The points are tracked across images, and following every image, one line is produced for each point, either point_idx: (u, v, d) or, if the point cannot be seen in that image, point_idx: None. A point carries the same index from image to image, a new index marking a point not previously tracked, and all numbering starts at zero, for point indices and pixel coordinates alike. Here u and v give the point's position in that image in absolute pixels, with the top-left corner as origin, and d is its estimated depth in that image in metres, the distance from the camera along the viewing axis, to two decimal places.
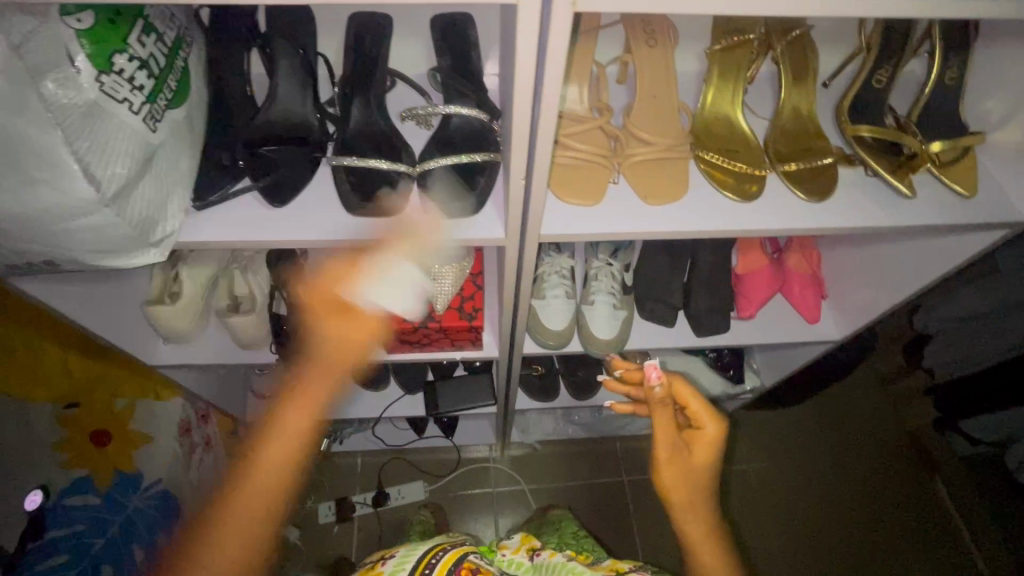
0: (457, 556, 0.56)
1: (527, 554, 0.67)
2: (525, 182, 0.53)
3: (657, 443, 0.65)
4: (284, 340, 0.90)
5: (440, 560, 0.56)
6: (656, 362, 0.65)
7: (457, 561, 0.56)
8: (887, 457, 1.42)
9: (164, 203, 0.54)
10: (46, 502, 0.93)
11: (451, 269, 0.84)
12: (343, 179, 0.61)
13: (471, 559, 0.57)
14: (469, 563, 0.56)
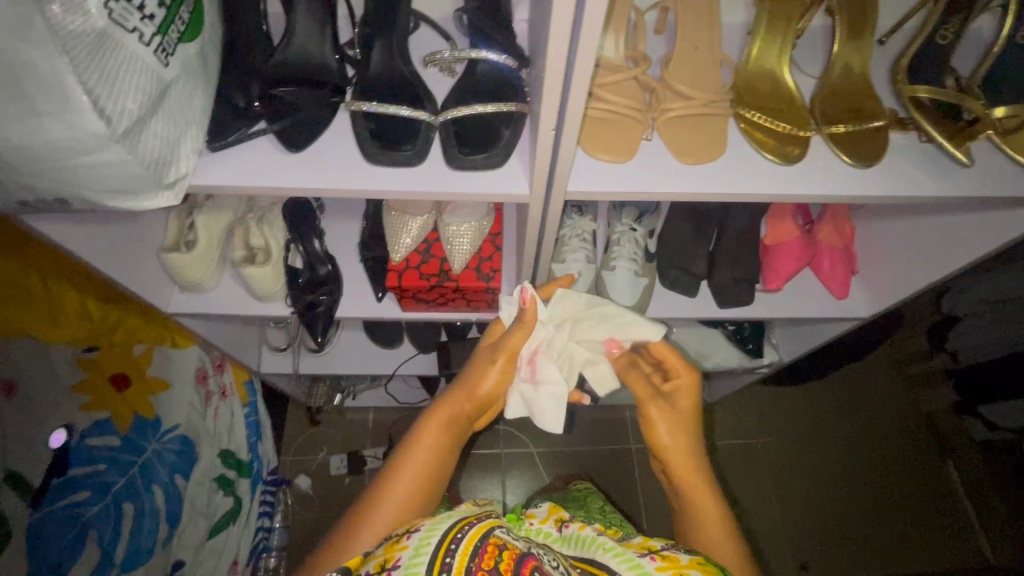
0: (483, 532, 0.47)
1: (556, 525, 0.62)
2: (554, 134, 0.49)
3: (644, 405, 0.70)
4: (300, 294, 0.89)
5: (467, 534, 0.46)
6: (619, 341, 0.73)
7: (484, 537, 0.47)
8: (903, 437, 1.40)
9: (177, 143, 0.52)
10: (70, 440, 0.98)
11: (470, 227, 0.82)
12: (362, 125, 0.58)
13: (500, 534, 0.48)
14: (497, 539, 0.47)
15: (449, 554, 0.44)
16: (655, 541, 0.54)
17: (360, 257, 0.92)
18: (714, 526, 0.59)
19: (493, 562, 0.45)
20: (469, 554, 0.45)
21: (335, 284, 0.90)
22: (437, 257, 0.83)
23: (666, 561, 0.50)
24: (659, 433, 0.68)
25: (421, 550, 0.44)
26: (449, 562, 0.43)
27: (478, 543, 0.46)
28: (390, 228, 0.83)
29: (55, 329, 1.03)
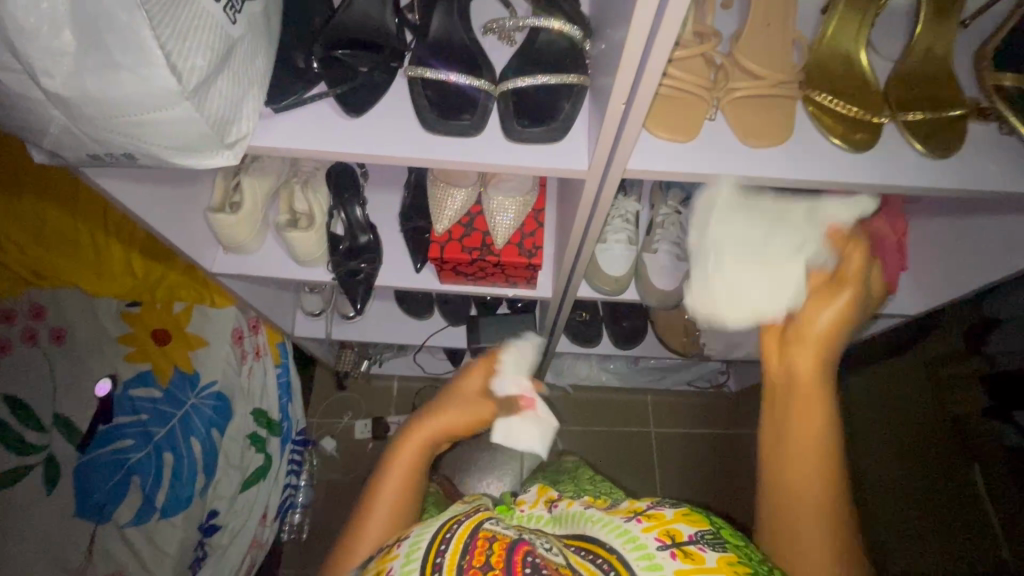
0: (471, 528, 0.48)
1: (546, 507, 0.61)
2: (624, 108, 0.48)
3: (836, 294, 0.56)
4: (341, 260, 0.90)
5: (455, 532, 0.48)
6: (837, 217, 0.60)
7: (472, 532, 0.48)
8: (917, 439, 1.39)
9: (238, 104, 0.52)
10: (113, 390, 1.09)
11: (515, 202, 0.81)
12: (422, 93, 0.57)
13: (488, 526, 0.49)
14: (487, 532, 0.48)
15: (439, 557, 0.45)
16: (641, 502, 0.53)
17: (400, 227, 0.92)
18: (811, 502, 0.48)
19: (484, 555, 0.44)
20: (460, 550, 0.45)
21: (375, 254, 0.90)
22: (479, 231, 0.83)
23: (653, 520, 0.48)
24: (823, 319, 0.55)
25: (410, 557, 0.45)
26: (438, 563, 0.44)
27: (468, 539, 0.46)
28: (434, 199, 0.83)
29: (103, 283, 1.14)
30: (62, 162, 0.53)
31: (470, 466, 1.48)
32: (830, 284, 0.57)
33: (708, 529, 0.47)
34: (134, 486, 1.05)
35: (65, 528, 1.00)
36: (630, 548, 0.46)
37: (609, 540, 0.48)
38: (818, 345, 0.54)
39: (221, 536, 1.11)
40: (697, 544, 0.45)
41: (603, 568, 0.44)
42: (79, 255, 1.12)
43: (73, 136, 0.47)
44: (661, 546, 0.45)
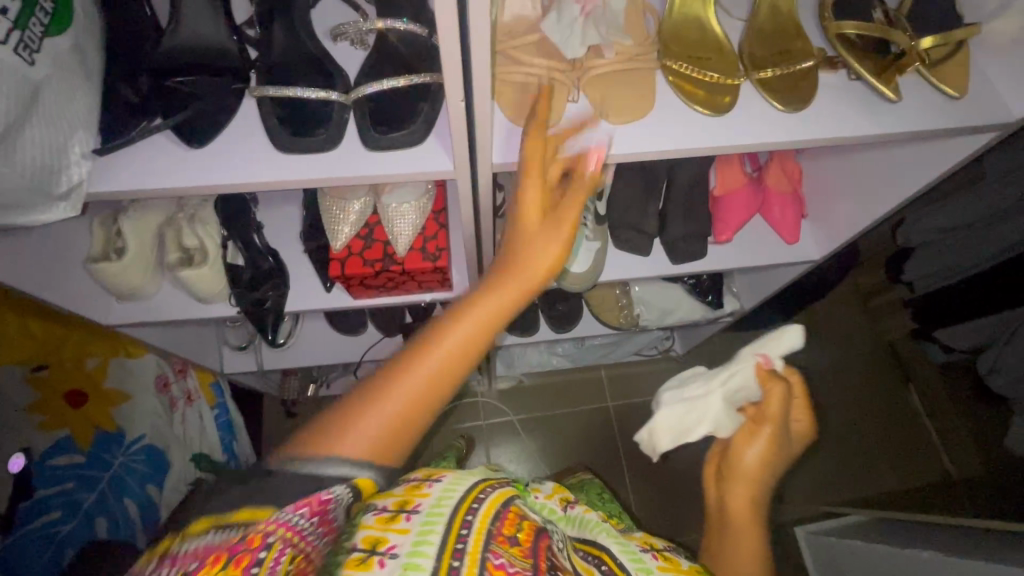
0: (503, 499, 0.43)
1: (560, 504, 0.64)
2: (466, 105, 0.46)
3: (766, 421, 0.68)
4: (245, 292, 0.86)
5: (486, 499, 0.43)
6: (768, 355, 0.73)
7: (505, 503, 0.43)
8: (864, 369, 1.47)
9: (60, 149, 0.48)
10: (30, 463, 0.99)
11: (411, 208, 0.78)
12: (270, 113, 0.54)
13: (519, 503, 0.45)
14: (517, 507, 0.44)
15: (471, 511, 0.40)
16: (656, 539, 0.60)
17: (304, 247, 0.89)
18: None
19: (514, 529, 0.41)
20: (490, 515, 0.41)
21: (281, 278, 0.87)
22: (380, 241, 0.81)
23: (668, 562, 0.54)
24: (751, 453, 0.67)
25: (444, 502, 0.40)
26: (468, 520, 0.39)
27: (500, 508, 0.42)
28: (328, 216, 0.80)
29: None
30: None
31: None
32: (758, 417, 0.69)
33: None
34: (68, 560, 0.97)
35: None
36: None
37: (622, 560, 0.53)
38: (745, 473, 0.66)
39: None
40: None
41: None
42: None
43: None
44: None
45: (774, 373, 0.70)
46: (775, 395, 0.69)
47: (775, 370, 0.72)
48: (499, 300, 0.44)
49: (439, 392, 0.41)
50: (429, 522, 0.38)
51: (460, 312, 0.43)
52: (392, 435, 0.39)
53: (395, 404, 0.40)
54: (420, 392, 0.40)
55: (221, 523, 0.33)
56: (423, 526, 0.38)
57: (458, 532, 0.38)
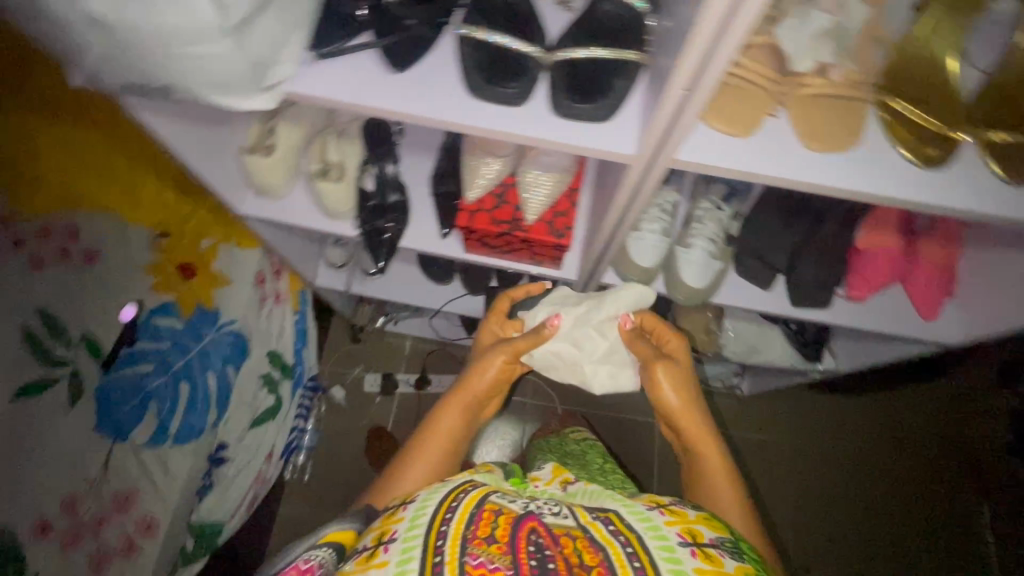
0: (477, 500, 0.53)
1: (560, 487, 0.68)
2: (683, 95, 0.45)
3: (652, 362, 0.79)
4: (367, 217, 0.89)
5: (461, 502, 0.53)
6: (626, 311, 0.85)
7: (479, 502, 0.53)
8: (930, 462, 1.42)
9: (279, 48, 0.50)
10: (138, 315, 1.11)
11: (550, 179, 0.78)
12: (469, 54, 0.54)
13: (494, 500, 0.54)
14: (492, 505, 0.53)
15: (445, 520, 0.50)
16: (662, 495, 0.59)
17: (431, 190, 0.90)
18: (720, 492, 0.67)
19: (488, 526, 0.50)
20: (465, 518, 0.51)
21: (403, 213, 0.89)
22: (511, 203, 0.80)
23: (676, 515, 0.55)
24: (664, 392, 0.77)
25: (416, 523, 0.51)
26: (442, 530, 0.49)
27: (473, 510, 0.52)
28: (468, 167, 0.81)
29: (135, 210, 1.17)
30: (101, 88, 0.52)
31: None
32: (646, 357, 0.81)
33: (727, 537, 0.53)
34: (150, 411, 1.08)
35: None
36: (651, 536, 0.51)
37: (630, 519, 0.53)
38: (668, 406, 0.76)
39: (227, 470, 1.20)
40: (717, 548, 0.51)
41: (624, 543, 0.50)
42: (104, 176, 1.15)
43: (112, 63, 0.47)
44: (682, 542, 0.51)
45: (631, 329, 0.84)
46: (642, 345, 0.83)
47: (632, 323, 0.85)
48: (463, 403, 0.78)
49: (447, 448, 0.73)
50: (406, 549, 0.48)
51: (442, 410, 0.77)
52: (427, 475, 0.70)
53: (420, 460, 0.71)
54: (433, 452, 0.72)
55: None
56: (401, 552, 0.48)
57: (434, 544, 0.48)
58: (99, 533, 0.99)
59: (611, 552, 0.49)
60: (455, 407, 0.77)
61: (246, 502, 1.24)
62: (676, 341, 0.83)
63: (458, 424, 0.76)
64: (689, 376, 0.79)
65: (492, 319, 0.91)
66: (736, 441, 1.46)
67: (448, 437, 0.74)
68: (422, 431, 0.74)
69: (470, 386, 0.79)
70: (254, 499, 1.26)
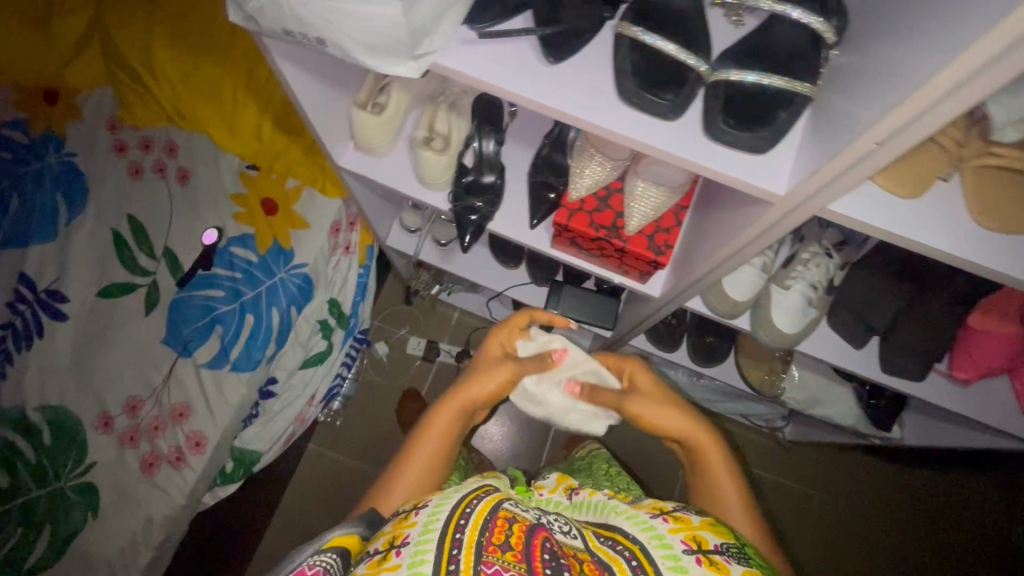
0: (491, 506, 0.51)
1: (565, 495, 0.68)
2: (873, 148, 0.40)
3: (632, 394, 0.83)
4: (460, 194, 0.88)
5: (476, 507, 0.50)
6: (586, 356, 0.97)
7: (493, 509, 0.51)
8: None
9: (438, 17, 0.49)
10: (217, 241, 1.18)
11: (660, 193, 0.74)
12: (626, 55, 0.51)
13: (508, 508, 0.52)
14: (506, 512, 0.51)
15: (459, 527, 0.48)
16: (666, 501, 0.58)
17: (528, 177, 0.88)
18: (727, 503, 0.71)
19: (503, 535, 0.48)
20: (480, 525, 0.48)
21: (495, 196, 0.88)
22: (613, 209, 0.78)
23: (679, 523, 0.54)
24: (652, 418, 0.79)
25: (430, 528, 0.47)
26: (457, 538, 0.46)
27: (486, 518, 0.49)
28: (576, 161, 0.77)
29: (230, 140, 1.21)
30: (255, 29, 0.52)
31: (503, 420, 1.47)
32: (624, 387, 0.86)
33: (732, 543, 0.52)
34: (216, 334, 1.14)
35: (153, 347, 1.12)
36: (655, 545, 0.50)
37: (635, 534, 0.53)
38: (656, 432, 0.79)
39: (275, 404, 1.23)
40: (722, 555, 0.50)
41: (629, 558, 0.49)
42: (207, 102, 1.20)
43: (277, 8, 0.46)
44: (686, 550, 0.50)
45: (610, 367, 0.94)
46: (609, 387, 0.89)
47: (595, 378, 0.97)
48: (461, 405, 0.78)
49: (444, 448, 0.74)
50: (419, 551, 0.45)
51: (439, 411, 0.77)
52: (426, 473, 0.70)
53: (419, 457, 0.71)
54: (431, 451, 0.73)
55: None
56: (413, 555, 0.45)
57: (450, 550, 0.45)
58: (153, 438, 1.08)
59: (616, 568, 0.47)
60: (452, 408, 0.77)
61: (284, 438, 1.27)
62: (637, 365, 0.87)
63: (459, 423, 0.77)
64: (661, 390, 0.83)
65: (500, 330, 0.91)
66: (767, 482, 1.46)
67: (445, 439, 0.75)
68: (419, 431, 0.75)
69: (473, 389, 0.80)
70: (292, 436, 1.29)
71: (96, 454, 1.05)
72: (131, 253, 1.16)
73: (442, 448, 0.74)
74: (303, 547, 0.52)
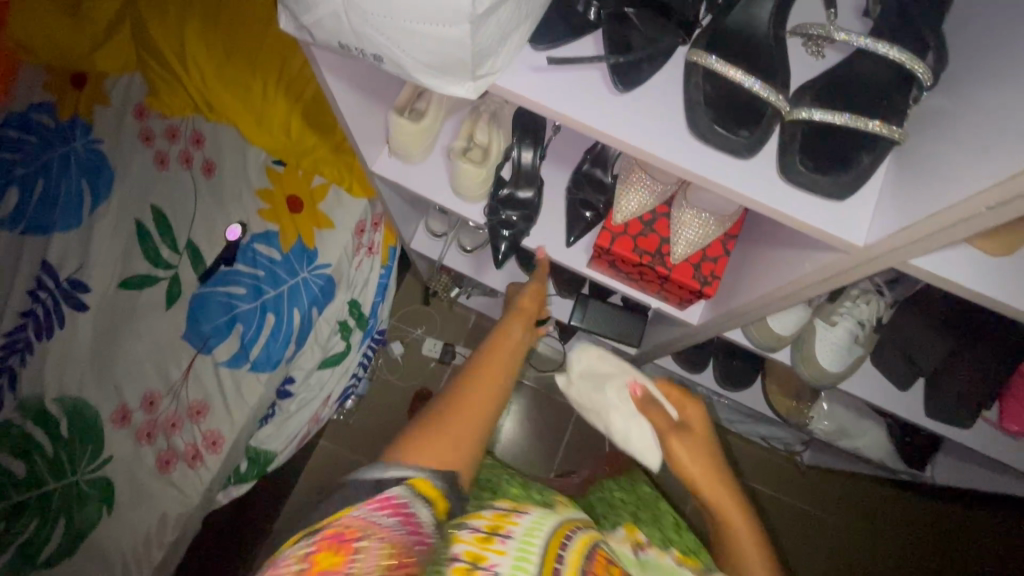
0: (589, 543, 0.52)
1: (632, 546, 0.63)
2: (983, 213, 0.36)
3: (669, 435, 0.74)
4: (496, 207, 0.85)
5: (575, 540, 0.51)
6: (635, 379, 0.82)
7: (590, 547, 0.52)
8: None
9: (504, 38, 0.46)
10: (241, 238, 1.16)
11: (709, 221, 0.71)
12: (698, 88, 0.48)
13: (603, 548, 0.53)
14: (602, 552, 0.52)
15: (561, 550, 0.49)
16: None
17: (567, 193, 0.86)
18: None
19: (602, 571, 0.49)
20: (581, 557, 0.49)
21: (533, 211, 0.85)
22: (658, 235, 0.75)
23: None
24: (687, 465, 0.71)
25: (536, 534, 0.49)
26: (561, 557, 0.48)
27: (587, 552, 0.50)
28: (621, 184, 0.74)
29: (258, 133, 1.18)
30: (306, 39, 0.49)
31: (516, 429, 1.44)
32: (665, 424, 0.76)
33: None
34: (236, 332, 1.12)
35: (174, 342, 1.11)
36: None
37: None
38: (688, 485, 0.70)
39: (291, 404, 1.21)
40: None
41: None
42: (237, 94, 1.18)
43: (336, 23, 0.44)
44: None
45: (647, 398, 0.79)
46: (656, 415, 0.77)
47: (645, 392, 0.80)
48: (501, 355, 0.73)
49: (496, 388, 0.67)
50: (524, 548, 0.48)
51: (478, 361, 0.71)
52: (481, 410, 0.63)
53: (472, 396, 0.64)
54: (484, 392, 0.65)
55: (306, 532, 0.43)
56: (519, 550, 0.48)
57: (554, 566, 0.47)
58: (170, 435, 1.07)
59: None
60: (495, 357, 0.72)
61: (300, 438, 1.24)
62: (694, 407, 0.78)
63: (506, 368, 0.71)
64: (710, 441, 0.74)
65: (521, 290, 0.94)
66: (781, 506, 1.43)
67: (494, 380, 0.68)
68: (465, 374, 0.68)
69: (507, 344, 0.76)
70: (307, 437, 1.26)
71: (113, 448, 1.05)
72: (154, 245, 1.15)
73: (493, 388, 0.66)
74: (397, 476, 0.51)
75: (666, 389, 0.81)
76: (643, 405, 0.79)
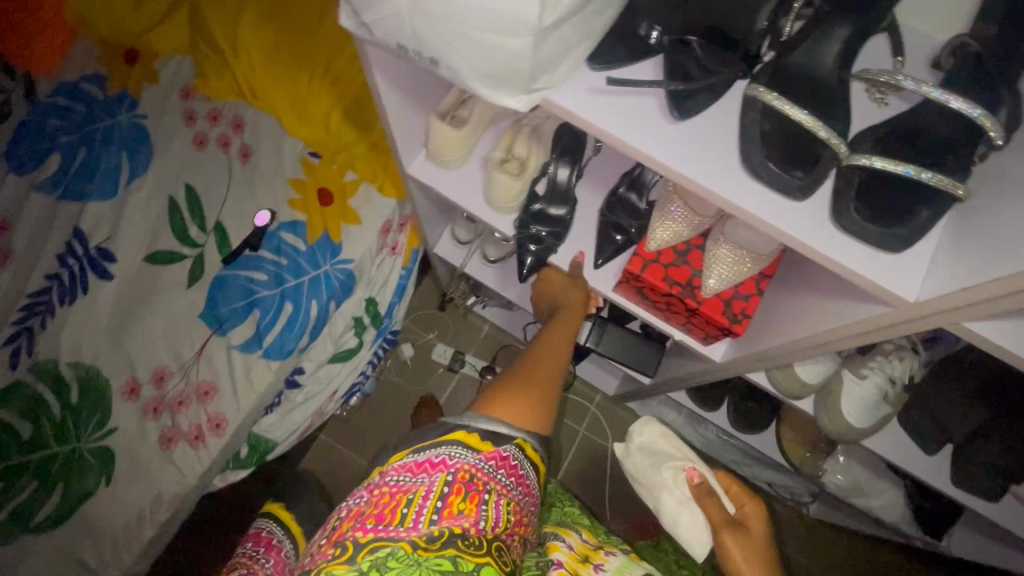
0: None
1: None
2: None
3: (721, 529, 0.83)
4: (527, 221, 0.84)
5: None
6: (693, 465, 0.94)
7: None
8: None
9: (562, 54, 0.45)
10: (269, 224, 1.16)
11: (743, 258, 0.70)
12: (756, 122, 0.46)
13: None
14: None
15: None
16: None
17: (600, 215, 0.84)
18: None
19: None
20: None
21: (563, 228, 0.84)
22: (690, 266, 0.73)
23: None
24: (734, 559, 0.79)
25: None
26: None
27: None
28: (658, 212, 0.73)
29: (298, 124, 1.20)
30: (366, 36, 0.49)
31: None
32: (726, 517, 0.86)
33: None
34: (252, 317, 1.12)
35: (190, 321, 1.11)
36: None
37: None
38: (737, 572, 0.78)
39: (297, 394, 1.20)
40: None
41: None
42: (281, 84, 1.19)
43: (398, 24, 0.44)
44: None
45: (699, 486, 0.92)
46: (713, 510, 0.87)
47: (700, 481, 0.92)
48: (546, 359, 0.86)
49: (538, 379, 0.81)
50: None
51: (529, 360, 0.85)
52: (533, 395, 0.77)
53: (522, 386, 0.78)
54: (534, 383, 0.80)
55: (413, 450, 0.65)
56: None
57: None
58: (176, 413, 1.07)
59: None
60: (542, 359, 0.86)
61: (302, 430, 1.23)
62: (754, 507, 0.88)
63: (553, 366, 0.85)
64: (762, 540, 0.83)
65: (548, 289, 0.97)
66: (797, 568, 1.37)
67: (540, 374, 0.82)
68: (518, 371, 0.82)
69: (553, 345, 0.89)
70: (309, 429, 1.25)
71: (118, 420, 1.05)
72: (183, 223, 1.16)
73: (538, 379, 0.81)
74: (505, 433, 0.68)
75: (726, 480, 0.94)
76: (703, 499, 0.90)
